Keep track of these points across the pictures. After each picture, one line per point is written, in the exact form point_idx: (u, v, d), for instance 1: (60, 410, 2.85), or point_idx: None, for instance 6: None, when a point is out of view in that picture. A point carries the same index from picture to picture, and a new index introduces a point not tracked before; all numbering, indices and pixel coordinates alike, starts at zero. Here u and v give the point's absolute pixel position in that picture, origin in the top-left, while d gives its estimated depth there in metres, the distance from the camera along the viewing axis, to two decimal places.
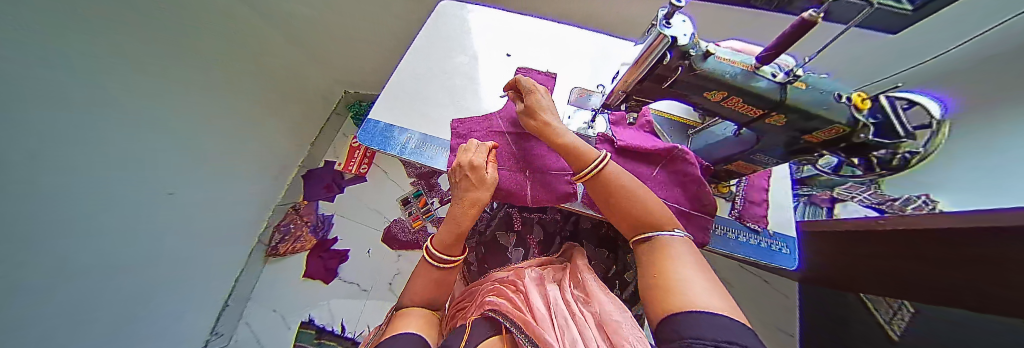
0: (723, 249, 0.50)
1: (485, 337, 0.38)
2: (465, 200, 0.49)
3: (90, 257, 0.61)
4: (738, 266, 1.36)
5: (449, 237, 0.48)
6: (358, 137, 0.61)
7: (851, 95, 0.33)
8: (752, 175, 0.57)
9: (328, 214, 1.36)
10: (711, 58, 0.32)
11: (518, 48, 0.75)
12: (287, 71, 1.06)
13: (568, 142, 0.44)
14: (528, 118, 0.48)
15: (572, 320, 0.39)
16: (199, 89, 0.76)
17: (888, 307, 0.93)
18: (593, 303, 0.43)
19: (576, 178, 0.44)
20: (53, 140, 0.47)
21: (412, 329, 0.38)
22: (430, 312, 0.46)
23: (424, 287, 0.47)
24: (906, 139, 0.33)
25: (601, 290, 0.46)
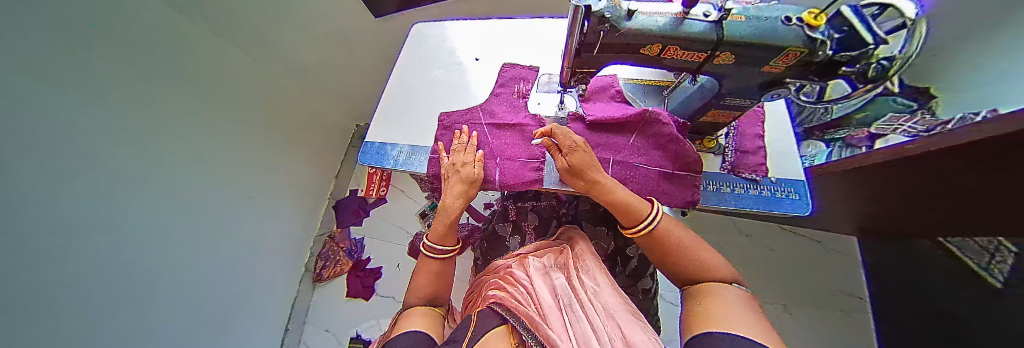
0: (713, 203, 0.48)
1: (491, 327, 0.37)
2: (455, 192, 0.53)
3: (103, 256, 0.55)
4: (777, 228, 1.25)
5: (440, 228, 0.52)
6: (360, 158, 0.68)
7: (802, 15, 0.31)
8: (743, 123, 0.53)
9: (359, 237, 1.50)
10: (632, 16, 0.33)
11: (488, 50, 0.79)
12: (302, 111, 1.21)
13: (615, 201, 0.42)
14: (573, 177, 0.45)
15: (584, 314, 0.37)
16: (238, 133, 0.90)
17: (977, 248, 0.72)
18: (601, 296, 0.43)
19: (626, 231, 0.41)
20: (97, 168, 0.52)
21: (423, 325, 0.41)
22: (432, 308, 0.48)
23: (426, 286, 0.49)
24: (879, 46, 0.29)
25: (614, 290, 0.46)
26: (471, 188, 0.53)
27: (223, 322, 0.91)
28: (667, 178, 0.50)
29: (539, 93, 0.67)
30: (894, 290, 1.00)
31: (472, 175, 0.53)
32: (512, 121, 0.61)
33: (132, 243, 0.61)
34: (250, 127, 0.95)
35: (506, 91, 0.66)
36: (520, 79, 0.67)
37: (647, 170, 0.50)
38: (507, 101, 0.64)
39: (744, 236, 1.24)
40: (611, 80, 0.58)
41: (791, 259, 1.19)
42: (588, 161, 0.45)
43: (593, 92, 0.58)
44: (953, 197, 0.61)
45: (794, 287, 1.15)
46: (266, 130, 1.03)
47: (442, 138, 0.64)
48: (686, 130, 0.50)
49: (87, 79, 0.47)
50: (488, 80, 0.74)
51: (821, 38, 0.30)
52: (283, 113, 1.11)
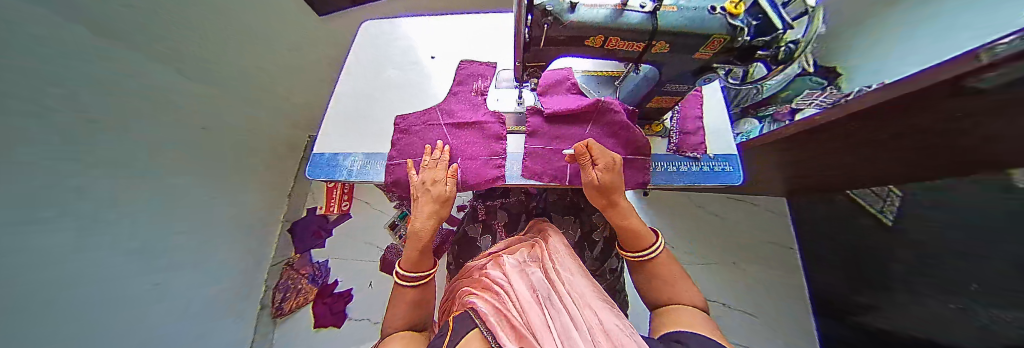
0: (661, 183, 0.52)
1: (467, 327, 0.34)
2: (424, 214, 0.49)
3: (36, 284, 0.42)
4: (724, 199, 1.39)
5: (415, 256, 0.47)
6: (308, 172, 0.61)
7: (724, 5, 0.33)
8: (684, 106, 0.58)
9: (322, 260, 1.37)
10: (574, 9, 0.34)
11: (443, 48, 0.76)
12: None
13: (627, 226, 0.45)
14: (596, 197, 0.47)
15: (567, 313, 0.35)
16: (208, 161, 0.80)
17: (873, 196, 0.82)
18: (575, 287, 0.42)
19: (626, 255, 0.45)
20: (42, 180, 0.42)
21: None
22: (416, 333, 0.44)
23: (404, 313, 0.44)
24: (784, 31, 0.33)
25: (587, 280, 0.46)
26: (443, 208, 0.50)
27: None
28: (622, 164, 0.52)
29: (498, 90, 0.66)
30: (816, 239, 1.19)
31: (443, 193, 0.50)
32: (471, 119, 0.59)
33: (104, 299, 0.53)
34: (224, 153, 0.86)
35: (464, 89, 0.64)
36: (478, 76, 0.64)
37: None
38: (465, 100, 0.62)
39: (699, 209, 1.37)
40: (567, 73, 0.59)
41: (739, 225, 1.34)
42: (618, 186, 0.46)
43: (545, 87, 0.57)
44: (855, 156, 0.73)
45: (743, 249, 1.30)
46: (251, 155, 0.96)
47: (399, 143, 0.61)
48: (635, 117, 0.53)
49: (46, 114, 0.41)
50: (448, 80, 0.71)
51: (739, 25, 0.33)
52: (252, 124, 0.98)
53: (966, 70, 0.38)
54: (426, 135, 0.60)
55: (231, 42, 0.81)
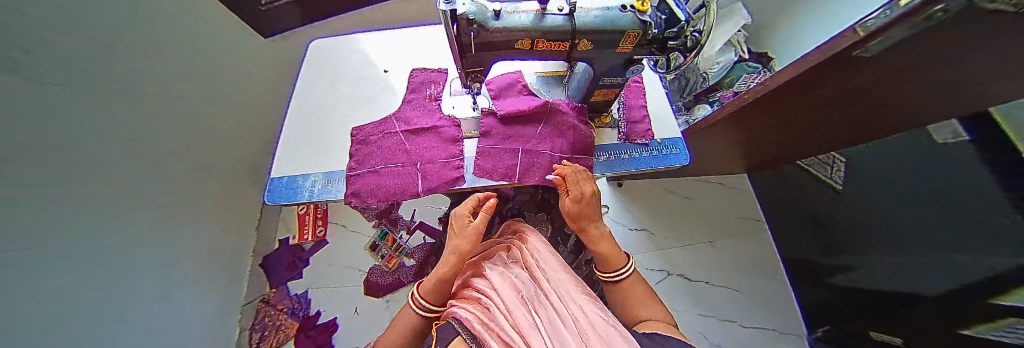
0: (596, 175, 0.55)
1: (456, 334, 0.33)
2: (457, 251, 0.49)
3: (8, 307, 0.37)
4: (692, 180, 1.47)
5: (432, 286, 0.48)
6: (265, 199, 0.58)
7: (632, 3, 0.37)
8: (628, 97, 0.61)
9: (300, 292, 1.30)
10: (499, 16, 0.36)
11: (396, 61, 0.76)
12: None
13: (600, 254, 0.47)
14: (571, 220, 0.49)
15: (555, 310, 0.35)
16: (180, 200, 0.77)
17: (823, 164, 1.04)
18: (559, 284, 0.43)
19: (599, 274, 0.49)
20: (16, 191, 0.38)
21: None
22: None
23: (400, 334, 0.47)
24: (686, 22, 0.37)
25: (572, 278, 0.47)
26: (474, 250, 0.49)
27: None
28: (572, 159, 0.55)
29: (453, 96, 0.66)
30: (777, 206, 1.28)
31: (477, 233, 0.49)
32: (426, 124, 0.60)
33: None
34: (203, 190, 0.85)
35: (418, 97, 0.66)
36: (430, 82, 0.67)
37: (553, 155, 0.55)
38: (419, 107, 0.64)
39: (670, 192, 1.44)
40: (517, 77, 0.62)
41: (708, 202, 1.42)
42: (592, 210, 0.48)
43: (495, 90, 0.60)
44: (794, 127, 0.81)
45: (715, 224, 1.37)
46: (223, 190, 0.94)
47: (357, 153, 0.60)
48: (581, 113, 0.57)
49: (50, 158, 0.43)
50: (403, 89, 0.71)
51: (645, 20, 0.37)
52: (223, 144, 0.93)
53: (849, 43, 0.40)
54: (384, 143, 0.60)
55: (195, 61, 0.79)
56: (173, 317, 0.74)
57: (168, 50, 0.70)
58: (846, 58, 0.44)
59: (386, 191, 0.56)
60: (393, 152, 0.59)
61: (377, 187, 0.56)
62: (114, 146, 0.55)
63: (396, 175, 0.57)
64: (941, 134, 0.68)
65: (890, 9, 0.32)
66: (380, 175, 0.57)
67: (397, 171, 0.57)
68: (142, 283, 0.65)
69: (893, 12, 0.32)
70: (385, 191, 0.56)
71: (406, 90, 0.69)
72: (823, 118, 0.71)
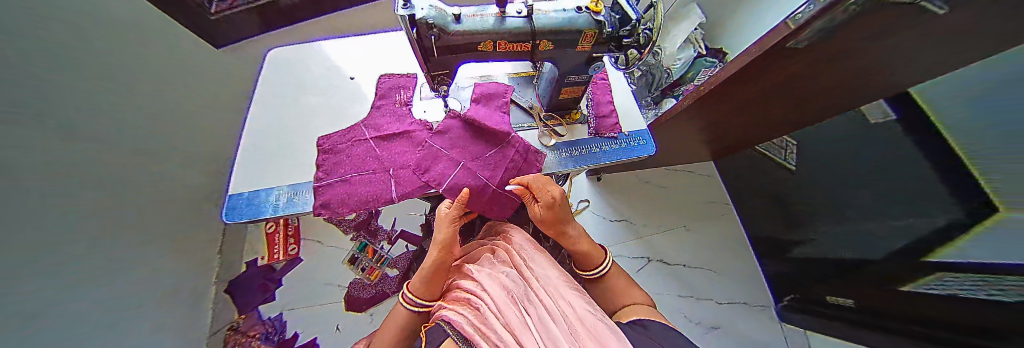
0: (565, 169, 0.57)
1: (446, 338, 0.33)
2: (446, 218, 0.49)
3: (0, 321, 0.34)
4: (665, 170, 1.55)
5: (423, 281, 0.47)
6: (223, 218, 0.54)
7: (586, 5, 0.38)
8: (596, 93, 0.64)
9: (274, 315, 1.21)
10: (458, 20, 0.36)
11: (361, 68, 0.73)
12: None
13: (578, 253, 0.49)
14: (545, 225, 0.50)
15: (544, 305, 0.36)
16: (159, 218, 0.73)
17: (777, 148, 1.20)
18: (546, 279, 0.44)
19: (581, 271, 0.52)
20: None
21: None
22: None
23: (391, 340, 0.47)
24: (637, 22, 0.39)
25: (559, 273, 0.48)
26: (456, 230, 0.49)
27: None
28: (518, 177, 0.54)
29: (424, 101, 0.66)
30: (740, 189, 1.40)
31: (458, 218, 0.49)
32: (397, 130, 0.59)
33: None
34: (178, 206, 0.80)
35: (387, 103, 0.64)
36: (399, 88, 0.65)
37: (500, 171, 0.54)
38: (389, 113, 0.62)
39: (646, 183, 1.50)
40: (504, 89, 0.60)
41: (680, 189, 1.51)
42: (564, 213, 0.50)
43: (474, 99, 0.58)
44: (749, 114, 0.87)
45: (688, 209, 1.46)
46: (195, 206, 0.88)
47: (325, 164, 0.57)
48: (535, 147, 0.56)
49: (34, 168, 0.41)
50: (372, 96, 0.69)
51: (599, 20, 0.38)
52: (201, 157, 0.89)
53: (781, 36, 0.45)
54: (353, 152, 0.58)
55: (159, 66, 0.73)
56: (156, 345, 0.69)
57: (137, 56, 0.65)
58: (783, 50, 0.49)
59: (357, 201, 0.53)
60: (363, 160, 0.57)
61: (348, 197, 0.54)
62: (97, 164, 0.53)
63: (368, 184, 0.54)
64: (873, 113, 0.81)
65: (813, 5, 0.37)
66: (350, 185, 0.55)
67: (368, 179, 0.55)
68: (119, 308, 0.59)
69: (816, 6, 0.36)
70: (356, 201, 0.53)
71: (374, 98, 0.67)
72: (770, 105, 0.78)
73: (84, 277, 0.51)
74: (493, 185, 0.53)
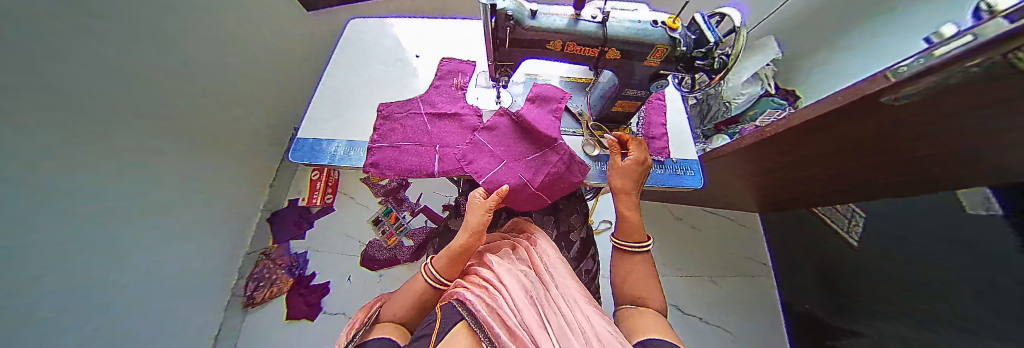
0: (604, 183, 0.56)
1: (457, 321, 0.36)
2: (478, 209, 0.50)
3: None
4: (701, 210, 1.45)
5: (446, 260, 0.50)
6: (289, 156, 0.61)
7: (664, 20, 0.38)
8: (649, 114, 0.63)
9: (300, 251, 1.35)
10: (534, 16, 0.38)
11: (427, 47, 0.79)
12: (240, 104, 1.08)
13: (631, 220, 0.52)
14: (619, 177, 0.53)
15: (562, 317, 0.38)
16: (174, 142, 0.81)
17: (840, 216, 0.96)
18: (563, 290, 0.46)
19: (615, 237, 0.53)
20: None
21: (388, 335, 0.42)
22: (405, 328, 0.47)
23: (407, 304, 0.48)
24: (715, 45, 0.38)
25: (575, 284, 0.50)
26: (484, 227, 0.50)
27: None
28: (561, 186, 0.56)
29: (478, 89, 0.69)
30: (788, 253, 1.24)
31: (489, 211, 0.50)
32: (449, 111, 0.63)
33: (56, 273, 0.53)
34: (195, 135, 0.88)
35: (445, 84, 0.68)
36: (458, 72, 0.69)
37: (544, 176, 0.55)
38: (445, 93, 0.67)
39: (676, 220, 1.42)
40: (561, 94, 0.60)
41: (714, 237, 1.39)
42: (639, 181, 0.53)
43: (531, 99, 0.60)
44: (815, 170, 0.78)
45: (718, 260, 1.34)
46: (212, 137, 0.96)
47: (380, 128, 0.63)
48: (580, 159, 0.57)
49: None
50: (431, 75, 0.74)
51: (676, 38, 0.38)
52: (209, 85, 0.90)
53: (876, 87, 0.40)
54: (407, 123, 0.63)
55: None
56: (150, 253, 0.76)
57: None
58: (884, 104, 0.42)
59: (401, 167, 0.58)
60: (415, 132, 0.62)
61: (395, 162, 0.59)
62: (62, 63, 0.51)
63: (414, 154, 0.59)
64: (972, 201, 0.59)
65: (924, 58, 0.32)
66: (398, 152, 0.60)
67: (415, 150, 0.59)
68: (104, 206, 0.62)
69: (928, 60, 0.32)
70: (400, 167, 0.58)
71: (434, 78, 0.72)
72: (845, 166, 0.69)
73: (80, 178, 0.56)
74: (532, 187, 0.55)
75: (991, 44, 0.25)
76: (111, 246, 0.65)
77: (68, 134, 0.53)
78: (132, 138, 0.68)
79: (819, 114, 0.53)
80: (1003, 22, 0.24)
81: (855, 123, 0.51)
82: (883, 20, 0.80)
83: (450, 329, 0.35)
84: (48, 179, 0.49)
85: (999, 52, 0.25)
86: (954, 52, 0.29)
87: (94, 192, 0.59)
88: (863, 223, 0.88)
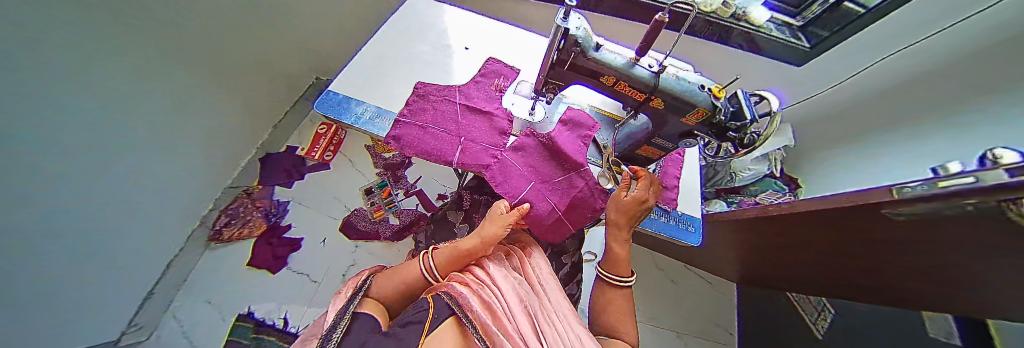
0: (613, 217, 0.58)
1: (448, 315, 0.35)
2: (496, 220, 0.52)
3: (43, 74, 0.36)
4: (682, 266, 1.48)
5: (447, 257, 0.50)
6: (314, 105, 0.60)
7: (710, 87, 0.42)
8: (666, 165, 0.67)
9: (283, 200, 1.31)
10: (597, 49, 0.42)
11: (476, 42, 0.82)
12: (272, 41, 1.07)
13: (620, 257, 0.54)
14: (618, 214, 0.55)
15: (551, 333, 0.40)
16: (183, 55, 0.78)
17: (812, 308, 1.05)
18: (551, 307, 0.49)
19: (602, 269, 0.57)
20: None
21: (370, 312, 0.42)
22: (386, 310, 0.46)
23: (395, 285, 0.48)
24: (750, 122, 0.41)
25: (561, 303, 0.52)
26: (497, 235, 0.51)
27: (97, 277, 0.70)
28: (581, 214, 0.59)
29: (514, 95, 0.71)
30: (756, 331, 1.27)
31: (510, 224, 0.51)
32: (482, 108, 0.65)
33: (53, 161, 0.51)
34: (208, 54, 0.86)
35: (486, 81, 0.71)
36: (500, 74, 0.72)
37: (565, 202, 0.58)
38: (483, 90, 0.69)
39: (657, 270, 1.44)
40: (592, 123, 0.63)
41: (688, 295, 1.41)
42: (636, 219, 0.55)
43: (563, 121, 0.62)
44: (800, 256, 0.82)
45: (686, 319, 1.36)
46: (224, 63, 0.93)
47: (412, 104, 0.64)
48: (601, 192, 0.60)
49: None
50: (474, 68, 0.76)
51: (718, 105, 0.41)
52: (250, 15, 0.89)
53: (880, 199, 0.44)
54: (439, 107, 0.64)
55: None
56: (138, 161, 0.73)
57: None
58: (889, 215, 0.45)
59: (423, 147, 0.58)
60: (445, 118, 0.63)
61: (418, 141, 0.59)
62: None
63: (438, 139, 0.60)
64: (936, 328, 0.72)
65: (929, 185, 0.36)
66: (423, 132, 0.60)
67: (439, 135, 0.60)
68: (105, 105, 0.58)
69: (932, 187, 0.36)
70: (422, 147, 0.58)
71: (476, 72, 0.74)
72: (829, 261, 0.73)
73: (95, 71, 0.54)
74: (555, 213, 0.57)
75: (992, 190, 0.29)
76: (108, 145, 0.63)
77: (101, 25, 0.52)
78: (150, 42, 0.66)
79: (822, 209, 0.57)
80: (1003, 173, 0.28)
81: (855, 225, 0.55)
82: (925, 130, 0.81)
83: (440, 322, 0.34)
84: (70, 60, 0.48)
85: (995, 198, 0.29)
86: (958, 187, 0.32)
87: (108, 89, 0.58)
88: (830, 318, 0.98)
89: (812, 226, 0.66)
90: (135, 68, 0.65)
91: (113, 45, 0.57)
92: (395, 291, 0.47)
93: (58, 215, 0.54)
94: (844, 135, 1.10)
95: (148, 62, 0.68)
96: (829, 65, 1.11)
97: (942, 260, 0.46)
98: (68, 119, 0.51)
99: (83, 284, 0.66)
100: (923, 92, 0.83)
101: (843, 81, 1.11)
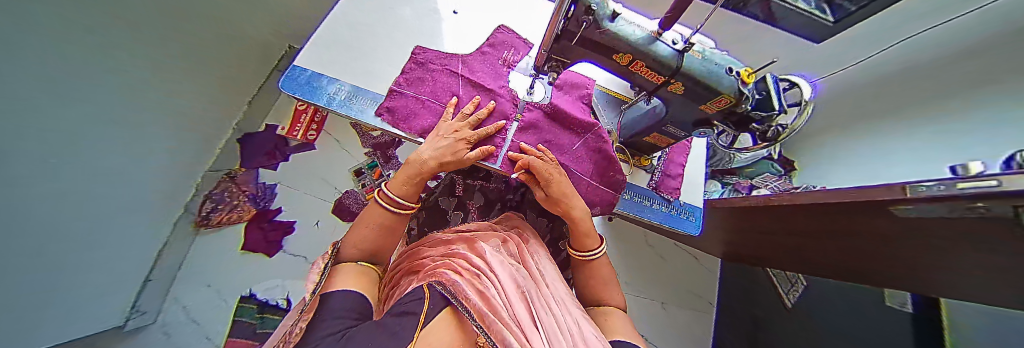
0: (625, 210, 0.57)
1: (440, 310, 0.34)
2: (459, 137, 0.49)
3: None
4: (674, 244, 1.53)
5: (407, 186, 0.49)
6: (280, 84, 0.51)
7: (739, 71, 0.37)
8: (672, 152, 0.64)
9: (270, 183, 1.26)
10: (612, 19, 0.34)
11: (468, 6, 0.70)
12: (250, 10, 0.93)
13: (581, 232, 0.54)
14: (551, 205, 0.53)
15: (552, 317, 0.40)
16: (172, 33, 0.68)
17: (787, 281, 1.18)
18: (546, 289, 0.49)
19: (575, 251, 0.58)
20: None
21: (351, 288, 0.39)
22: (368, 267, 0.47)
23: (367, 241, 0.47)
24: (777, 113, 0.37)
25: (557, 286, 0.53)
26: (450, 159, 0.48)
27: (86, 289, 0.67)
28: (600, 180, 0.56)
29: (519, 75, 0.61)
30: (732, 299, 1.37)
31: (456, 150, 0.49)
32: (487, 85, 0.57)
33: (38, 169, 0.45)
34: (190, 33, 0.74)
35: (493, 52, 0.63)
36: (510, 47, 0.64)
37: (578, 177, 0.55)
38: (489, 63, 0.61)
39: (648, 246, 1.49)
40: (587, 81, 0.61)
41: (676, 270, 1.48)
42: (562, 191, 0.51)
43: (560, 84, 0.59)
44: (782, 243, 0.85)
45: (672, 291, 1.44)
46: (206, 42, 0.82)
47: (409, 72, 0.57)
48: (615, 181, 0.57)
49: None
50: (478, 39, 0.67)
51: (747, 94, 0.36)
52: None
53: (890, 197, 0.41)
54: (440, 80, 0.57)
55: None
56: (118, 158, 0.67)
57: None
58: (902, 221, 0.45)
59: (422, 125, 0.54)
60: (444, 91, 0.56)
61: (414, 116, 0.54)
62: None
63: (438, 116, 0.55)
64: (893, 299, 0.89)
65: (946, 185, 0.33)
66: (422, 106, 0.55)
67: (440, 111, 0.55)
68: (79, 100, 0.50)
69: (950, 187, 0.33)
70: (419, 124, 0.54)
71: (484, 43, 0.65)
72: (815, 248, 0.76)
73: (83, 77, 0.49)
74: (580, 179, 0.56)
75: (1011, 196, 0.26)
76: (96, 142, 0.58)
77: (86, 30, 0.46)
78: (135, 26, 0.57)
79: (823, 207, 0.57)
80: None
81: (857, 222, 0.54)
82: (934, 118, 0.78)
83: (434, 314, 0.33)
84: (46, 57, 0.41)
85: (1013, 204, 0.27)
86: (973, 190, 0.29)
87: (94, 94, 0.53)
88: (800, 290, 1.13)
89: (800, 218, 0.68)
90: (114, 56, 0.55)
91: (100, 49, 0.50)
92: (378, 237, 0.48)
93: (54, 218, 0.52)
94: (848, 113, 1.05)
95: (138, 61, 0.61)
96: (849, 43, 1.02)
97: (954, 259, 0.47)
98: (48, 124, 0.45)
99: (77, 293, 0.64)
100: (932, 86, 0.79)
101: (853, 65, 1.03)
